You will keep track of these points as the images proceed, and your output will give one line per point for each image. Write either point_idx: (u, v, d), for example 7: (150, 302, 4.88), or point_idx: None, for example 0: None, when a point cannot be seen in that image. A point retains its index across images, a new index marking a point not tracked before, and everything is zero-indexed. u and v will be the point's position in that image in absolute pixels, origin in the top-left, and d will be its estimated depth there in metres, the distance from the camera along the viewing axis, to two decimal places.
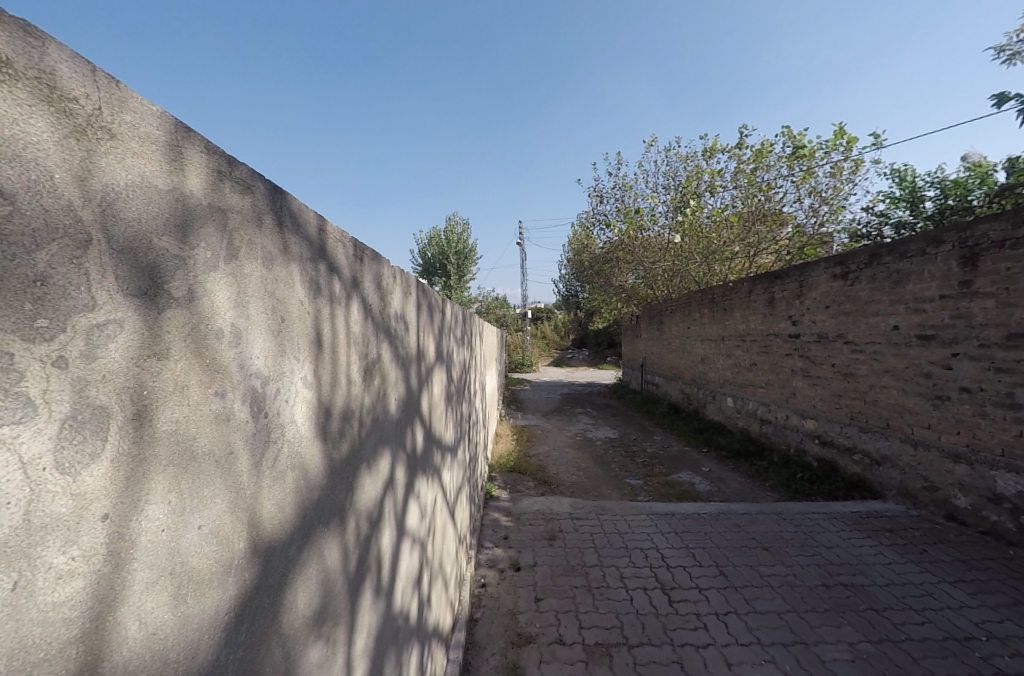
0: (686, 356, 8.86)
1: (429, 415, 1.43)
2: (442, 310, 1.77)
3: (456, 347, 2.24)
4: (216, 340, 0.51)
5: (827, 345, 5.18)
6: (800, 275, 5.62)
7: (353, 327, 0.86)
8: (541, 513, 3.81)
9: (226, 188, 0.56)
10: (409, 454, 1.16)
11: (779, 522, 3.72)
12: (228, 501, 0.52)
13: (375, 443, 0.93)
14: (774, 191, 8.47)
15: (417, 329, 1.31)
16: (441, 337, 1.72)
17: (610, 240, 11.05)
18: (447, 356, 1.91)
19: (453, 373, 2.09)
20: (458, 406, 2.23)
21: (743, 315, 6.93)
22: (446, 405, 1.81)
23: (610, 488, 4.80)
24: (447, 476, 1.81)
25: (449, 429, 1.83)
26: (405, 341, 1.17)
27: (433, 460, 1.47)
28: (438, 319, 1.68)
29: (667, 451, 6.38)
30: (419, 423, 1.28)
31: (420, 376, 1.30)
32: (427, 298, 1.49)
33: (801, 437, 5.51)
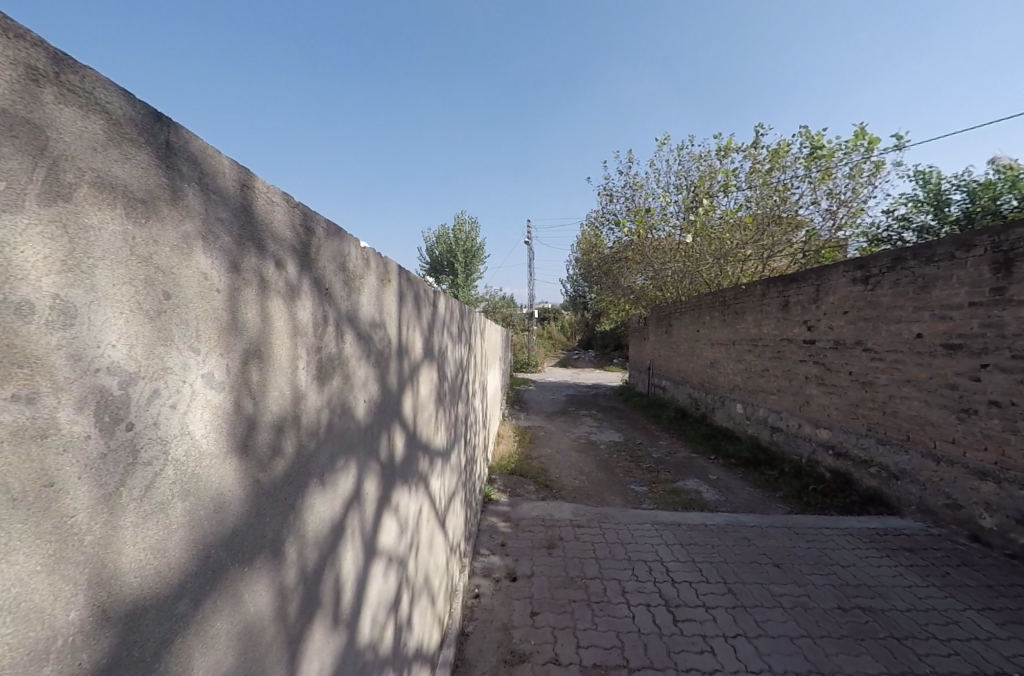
0: (695, 359, 8.66)
1: (414, 417, 1.30)
2: (432, 301, 1.63)
3: (451, 343, 2.11)
4: (20, 318, 0.37)
5: (844, 353, 4.97)
6: (817, 278, 5.40)
7: (297, 312, 0.73)
8: (541, 519, 3.67)
9: (44, 97, 0.41)
10: (383, 462, 1.03)
11: (790, 536, 3.54)
12: (37, 556, 0.37)
13: (330, 454, 0.80)
14: (791, 193, 8.22)
15: (397, 320, 1.18)
16: (430, 330, 1.58)
17: (619, 240, 10.85)
18: (439, 353, 1.77)
19: (446, 370, 1.96)
20: (452, 407, 2.10)
21: (755, 319, 6.72)
22: (437, 407, 1.68)
23: (613, 494, 4.65)
24: (437, 483, 1.68)
25: (440, 432, 1.70)
26: (378, 331, 1.04)
27: (417, 467, 1.34)
28: (428, 312, 1.55)
29: (673, 456, 6.20)
30: (398, 426, 1.15)
31: (399, 372, 1.17)
32: (414, 286, 1.36)
33: (814, 446, 5.31)
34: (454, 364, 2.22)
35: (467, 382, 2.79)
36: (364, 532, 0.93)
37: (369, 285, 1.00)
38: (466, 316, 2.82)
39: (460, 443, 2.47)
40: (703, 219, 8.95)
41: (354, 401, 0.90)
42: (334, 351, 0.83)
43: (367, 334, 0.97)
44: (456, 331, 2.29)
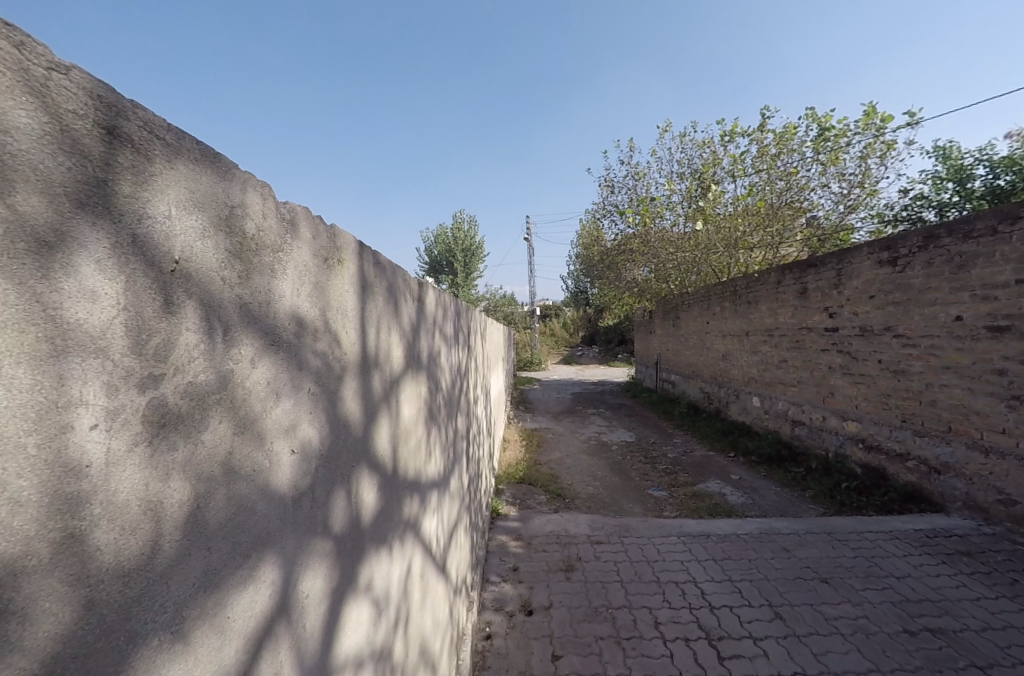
0: (706, 352, 8.31)
1: (392, 454, 0.99)
2: (414, 293, 1.29)
3: (445, 345, 1.77)
4: None
5: (871, 340, 4.60)
6: (840, 262, 5.01)
7: (55, 299, 0.38)
8: (555, 536, 3.39)
9: None
10: (331, 535, 0.73)
11: (831, 544, 3.21)
12: None
13: (200, 575, 0.51)
14: (798, 176, 7.83)
15: (350, 320, 0.85)
16: (412, 331, 1.25)
17: (621, 232, 10.49)
18: (428, 358, 1.44)
19: (439, 378, 1.63)
20: (449, 421, 1.79)
21: (769, 308, 6.37)
22: (426, 430, 1.35)
23: (630, 502, 4.33)
24: (433, 522, 1.38)
25: (434, 460, 1.41)
26: (300, 339, 0.70)
27: (405, 516, 1.05)
28: (408, 309, 1.21)
29: (690, 456, 5.86)
30: (357, 472, 0.83)
31: (357, 393, 0.85)
32: (381, 272, 1.02)
33: (842, 440, 4.95)
34: (450, 370, 1.89)
35: (467, 389, 2.45)
36: (298, 654, 0.63)
37: (278, 272, 0.66)
38: (465, 314, 2.47)
39: (461, 461, 2.13)
40: (708, 207, 8.57)
41: (246, 456, 0.58)
42: (185, 380, 0.50)
43: (275, 347, 0.64)
44: (452, 330, 1.96)
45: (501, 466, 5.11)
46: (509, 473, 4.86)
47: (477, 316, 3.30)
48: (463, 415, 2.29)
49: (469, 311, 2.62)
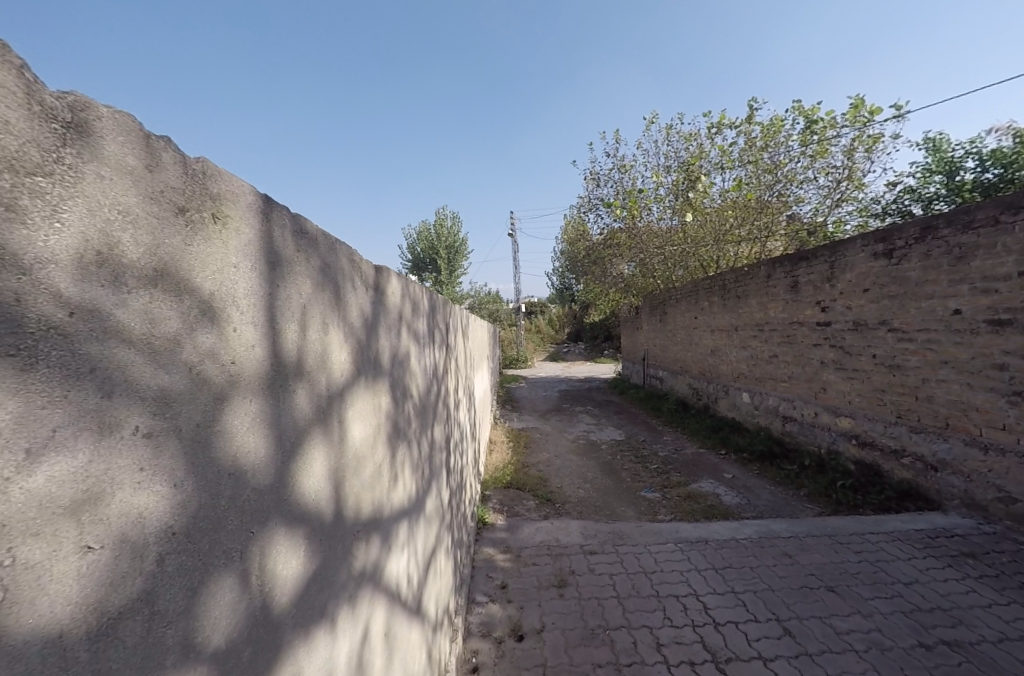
0: (694, 347, 8.20)
1: (322, 496, 0.75)
2: (359, 275, 1.01)
3: (412, 341, 1.50)
4: None
5: (866, 335, 4.49)
6: (833, 254, 4.89)
7: None
8: (545, 547, 3.19)
9: None
10: (210, 656, 0.48)
11: (833, 549, 3.05)
12: None
13: None
14: (786, 169, 7.74)
15: (243, 312, 0.58)
16: (355, 325, 0.97)
17: (608, 226, 10.34)
18: (384, 357, 1.17)
19: (403, 380, 1.35)
20: (419, 432, 1.53)
21: (759, 303, 6.25)
22: (381, 450, 1.11)
23: (622, 506, 4.15)
24: (391, 562, 1.15)
25: (392, 488, 1.19)
26: (101, 331, 0.40)
27: (345, 574, 0.83)
28: (350, 299, 0.94)
29: (681, 454, 5.72)
30: (258, 537, 0.57)
31: (260, 421, 0.59)
32: (303, 245, 0.75)
33: (835, 437, 4.84)
34: (420, 370, 1.61)
35: (445, 392, 2.19)
36: None
37: (26, 213, 0.35)
38: (442, 306, 2.21)
39: (436, 475, 1.88)
40: (695, 200, 8.43)
41: None
42: None
43: (32, 347, 0.34)
44: (422, 324, 1.69)
45: (487, 470, 4.88)
46: (496, 478, 4.63)
47: (458, 310, 3.05)
48: (441, 421, 2.04)
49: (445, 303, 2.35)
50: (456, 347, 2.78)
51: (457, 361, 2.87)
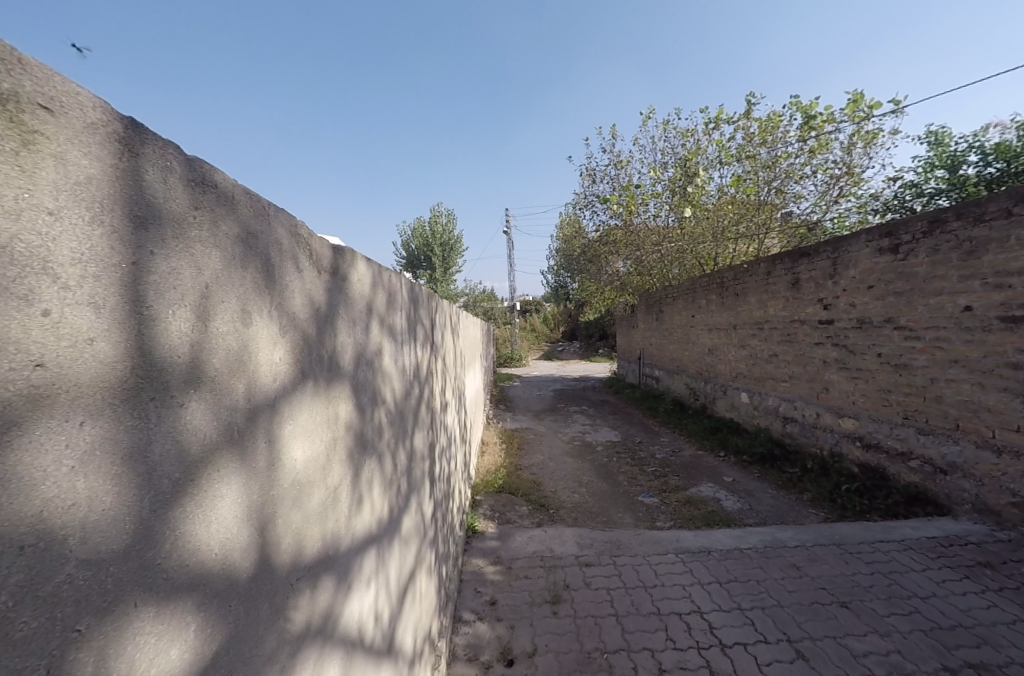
0: (691, 346, 8.05)
1: (226, 548, 0.56)
2: (308, 252, 0.80)
3: (387, 336, 1.29)
4: None
5: (870, 333, 4.34)
6: (835, 249, 4.73)
7: None
8: (539, 558, 3.00)
9: None
10: None
11: (843, 559, 2.89)
12: None
13: None
14: (784, 165, 7.58)
15: (60, 283, 0.37)
16: (300, 315, 0.76)
17: (603, 223, 10.17)
18: (346, 356, 0.97)
19: (373, 382, 1.15)
20: (394, 442, 1.33)
21: (758, 300, 6.10)
22: (338, 469, 0.91)
23: (619, 511, 3.97)
24: (349, 604, 0.96)
25: (353, 516, 0.99)
26: None
27: (266, 645, 0.64)
28: (290, 283, 0.74)
29: (679, 456, 5.55)
30: (80, 639, 0.38)
31: (95, 452, 0.39)
32: (205, 202, 0.55)
33: (838, 439, 4.69)
34: (398, 371, 1.41)
35: (429, 394, 1.98)
36: None
37: None
38: (426, 300, 2.00)
39: (415, 488, 1.68)
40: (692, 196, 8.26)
41: None
42: None
43: None
44: (402, 317, 1.48)
45: (479, 473, 4.68)
46: (487, 482, 4.44)
47: (446, 305, 2.84)
48: (424, 427, 1.83)
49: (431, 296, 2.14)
50: (444, 345, 2.58)
51: (446, 360, 2.67)
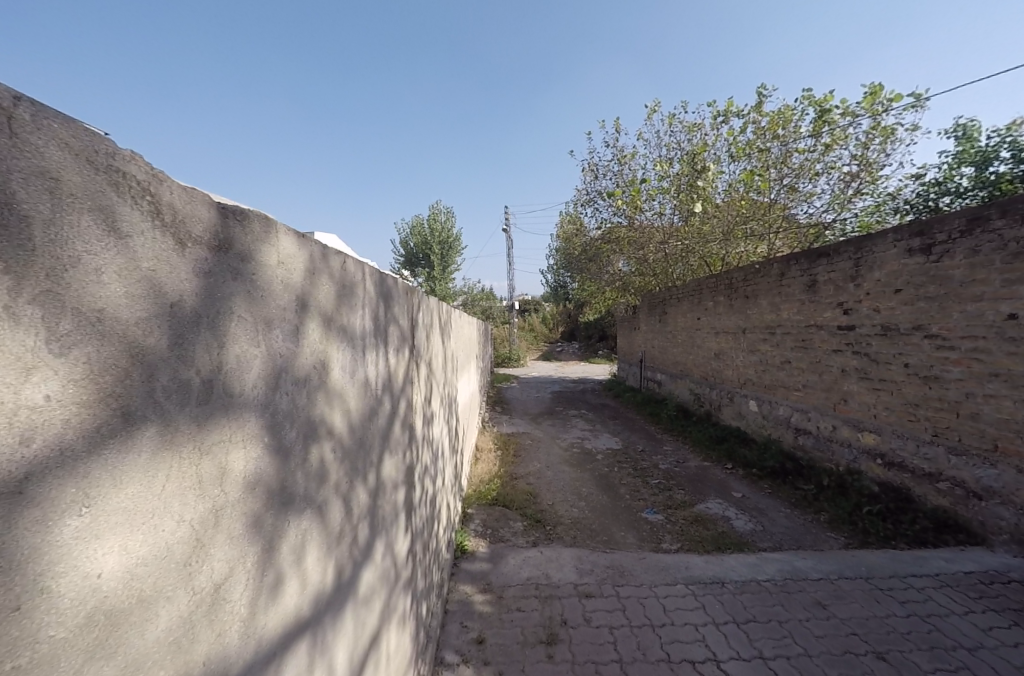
0: (696, 350, 7.73)
1: None
2: (143, 201, 0.48)
3: (335, 339, 0.95)
4: None
5: (895, 340, 4.04)
6: (858, 250, 4.43)
7: None
8: (534, 585, 2.68)
9: None
10: None
11: (874, 597, 2.58)
12: None
13: None
14: (798, 161, 7.27)
15: None
16: (108, 308, 0.43)
17: (607, 221, 9.85)
18: (247, 372, 0.63)
19: (304, 405, 0.81)
20: (345, 481, 0.99)
21: (770, 303, 5.78)
22: (224, 552, 0.57)
23: (622, 529, 3.65)
24: None
25: (262, 613, 0.65)
26: None
27: None
28: (85, 258, 0.42)
29: (684, 467, 5.24)
30: None
31: None
32: None
33: (856, 455, 4.38)
34: (355, 384, 1.06)
35: (408, 407, 1.65)
36: None
37: None
38: (405, 292, 1.67)
39: (387, 528, 1.35)
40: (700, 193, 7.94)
41: None
42: None
43: None
44: (363, 313, 1.14)
45: (471, 483, 4.36)
46: (480, 493, 4.12)
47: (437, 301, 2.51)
48: (399, 447, 1.50)
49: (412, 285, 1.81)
50: (430, 347, 2.24)
51: (433, 365, 2.33)
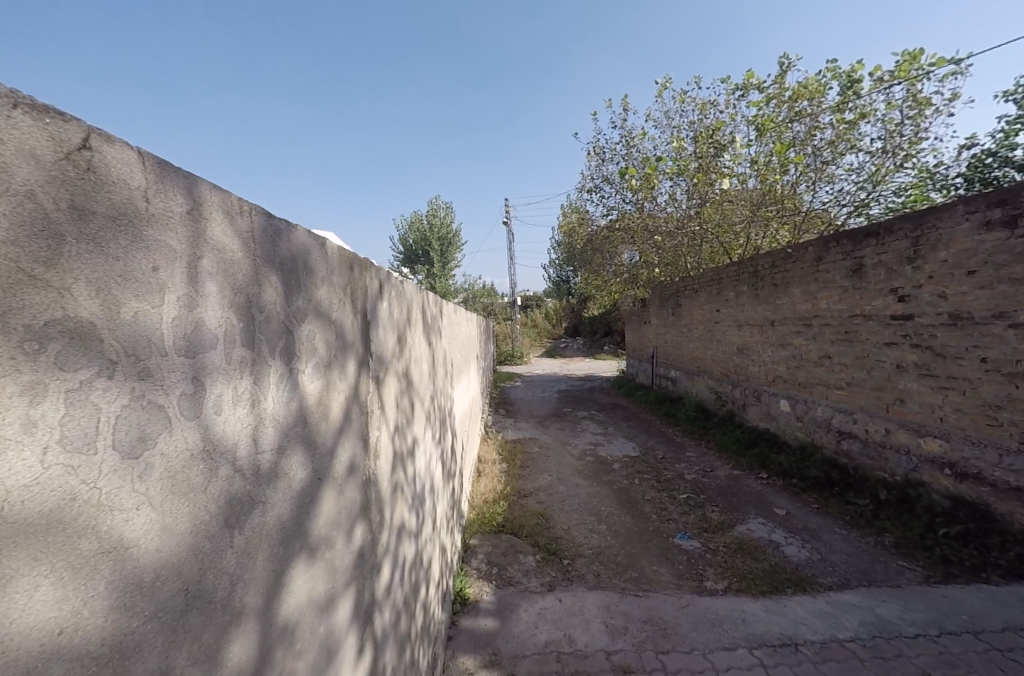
0: (714, 345, 7.13)
1: None
2: None
3: None
4: None
5: (967, 331, 3.44)
6: (918, 226, 3.81)
7: None
8: (554, 654, 2.10)
9: None
10: None
11: (996, 665, 2.00)
12: None
13: None
14: (825, 137, 6.61)
15: None
16: None
17: (614, 209, 9.22)
18: None
19: None
20: None
21: (804, 292, 5.18)
22: None
23: (653, 561, 3.07)
24: None
25: None
26: None
27: None
28: None
29: (712, 478, 4.66)
30: None
31: None
32: None
33: (916, 464, 3.78)
34: (74, 486, 0.41)
35: (352, 455, 1.03)
36: None
37: None
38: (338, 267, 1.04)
39: None
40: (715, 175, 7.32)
41: None
42: None
43: None
44: (124, 292, 0.48)
45: (473, 504, 3.79)
46: (482, 517, 3.54)
47: (417, 291, 1.90)
48: (330, 533, 0.89)
49: (358, 260, 1.18)
50: (405, 354, 1.62)
51: (412, 379, 1.71)
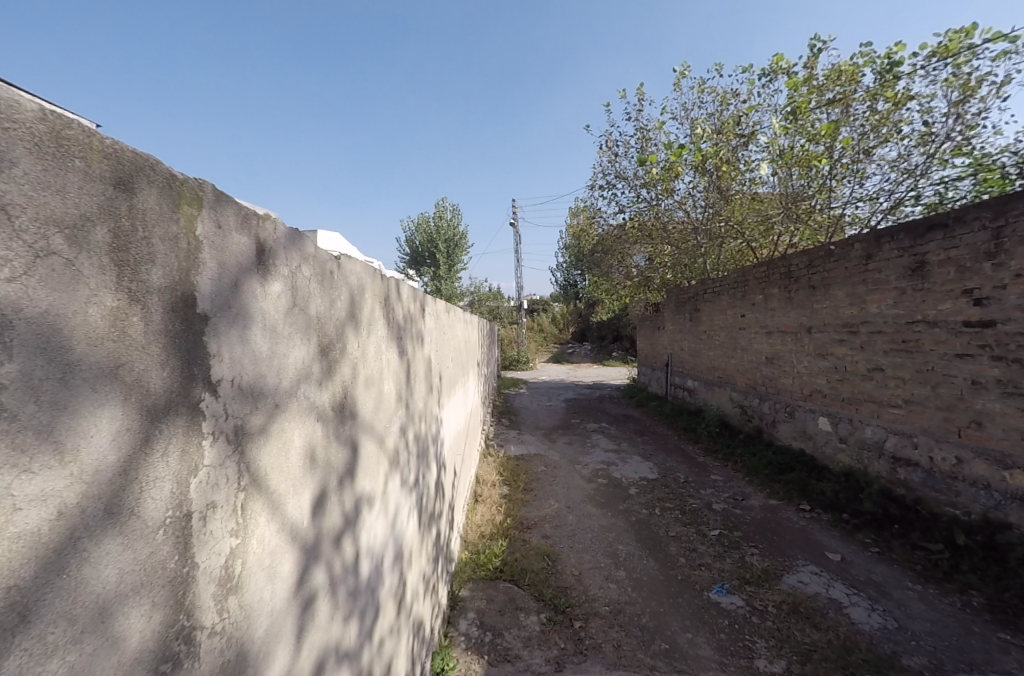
0: (738, 354, 6.50)
1: None
2: None
3: None
4: None
5: None
6: (1001, 214, 3.17)
7: None
8: None
9: None
10: None
11: None
12: None
13: None
14: (859, 125, 5.87)
15: None
16: None
17: (627, 207, 8.60)
18: None
19: None
20: None
21: (847, 295, 4.53)
22: None
23: (688, 624, 2.46)
24: None
25: None
26: None
27: None
28: None
29: (745, 509, 4.03)
30: None
31: None
32: None
33: (1000, 501, 3.14)
34: None
35: (47, 662, 0.42)
36: None
37: None
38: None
39: None
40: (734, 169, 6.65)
41: None
42: None
43: None
44: None
45: (467, 539, 3.21)
46: (477, 557, 2.94)
47: (378, 274, 1.29)
48: None
49: (157, 187, 0.56)
50: (343, 373, 1.01)
51: (363, 409, 1.10)
